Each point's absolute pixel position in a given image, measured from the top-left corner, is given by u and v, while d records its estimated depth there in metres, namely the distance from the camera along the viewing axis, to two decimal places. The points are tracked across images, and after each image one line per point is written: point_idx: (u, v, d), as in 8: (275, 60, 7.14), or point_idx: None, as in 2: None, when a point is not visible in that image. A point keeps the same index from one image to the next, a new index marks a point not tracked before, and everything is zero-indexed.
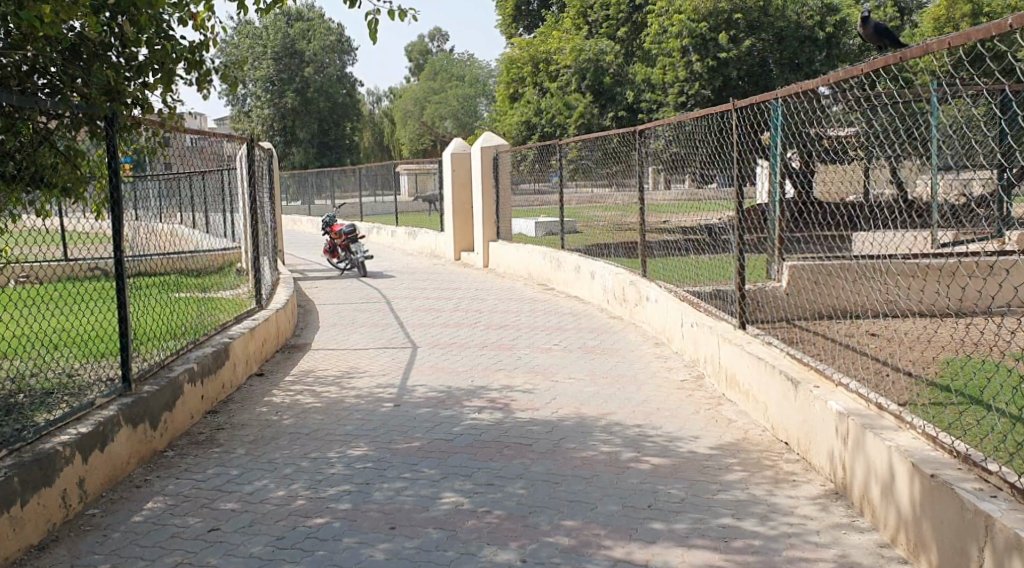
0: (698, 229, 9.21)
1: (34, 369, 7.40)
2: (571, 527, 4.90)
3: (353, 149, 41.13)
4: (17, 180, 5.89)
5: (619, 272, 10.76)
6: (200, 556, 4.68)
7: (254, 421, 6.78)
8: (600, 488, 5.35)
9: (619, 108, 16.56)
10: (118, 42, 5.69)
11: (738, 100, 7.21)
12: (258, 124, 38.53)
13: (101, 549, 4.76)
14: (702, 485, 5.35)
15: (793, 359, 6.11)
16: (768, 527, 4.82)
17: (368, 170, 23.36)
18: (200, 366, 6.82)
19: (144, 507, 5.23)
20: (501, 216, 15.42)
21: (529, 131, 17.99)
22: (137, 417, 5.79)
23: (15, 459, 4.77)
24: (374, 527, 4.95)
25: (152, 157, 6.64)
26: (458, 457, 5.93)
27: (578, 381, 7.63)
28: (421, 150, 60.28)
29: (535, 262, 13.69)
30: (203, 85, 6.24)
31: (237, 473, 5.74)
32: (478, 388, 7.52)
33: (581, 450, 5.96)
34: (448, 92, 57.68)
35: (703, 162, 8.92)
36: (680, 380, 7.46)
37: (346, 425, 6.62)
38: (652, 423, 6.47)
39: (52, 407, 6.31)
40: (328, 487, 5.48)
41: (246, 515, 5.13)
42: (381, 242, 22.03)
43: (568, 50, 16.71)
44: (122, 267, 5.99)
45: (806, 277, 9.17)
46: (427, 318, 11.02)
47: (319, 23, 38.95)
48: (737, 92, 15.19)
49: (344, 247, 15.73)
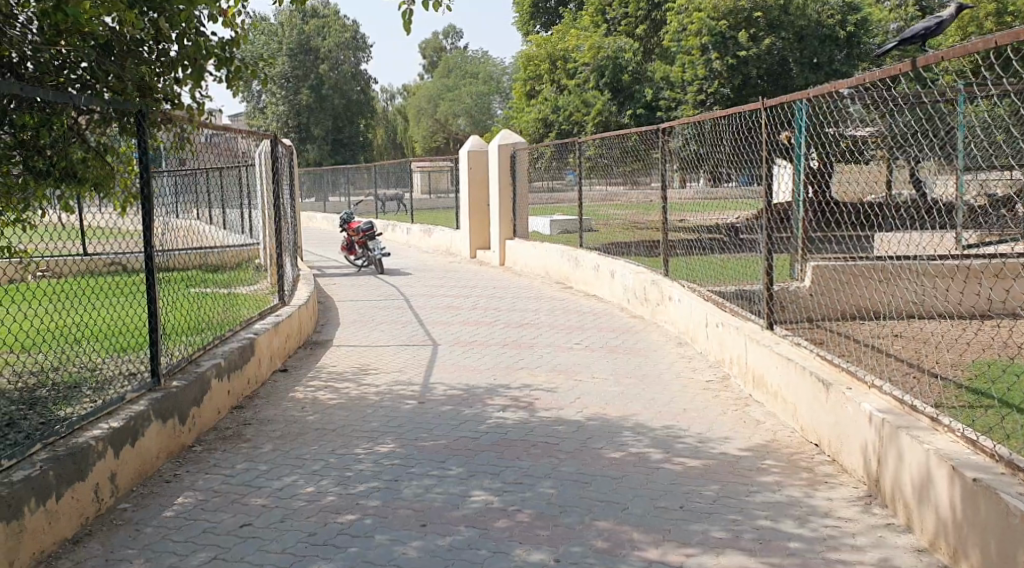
0: (698, 229, 9.69)
1: (58, 363, 7.46)
2: (603, 528, 4.90)
3: (366, 145, 41.22)
4: (47, 176, 5.84)
5: (639, 271, 10.69)
6: (233, 552, 4.69)
7: (279, 417, 6.79)
8: (630, 490, 5.34)
9: (638, 106, 16.36)
10: (150, 39, 5.67)
11: (766, 100, 7.26)
12: (273, 121, 38.74)
13: (134, 544, 4.76)
14: (735, 486, 5.34)
15: (823, 360, 6.06)
16: (807, 529, 4.80)
17: (382, 167, 23.39)
18: (227, 362, 6.85)
19: (175, 502, 5.23)
20: (517, 215, 15.43)
21: (545, 128, 17.79)
22: (167, 413, 5.79)
23: (50, 453, 4.79)
24: (405, 525, 4.96)
25: (179, 153, 6.61)
26: (484, 456, 5.93)
27: (601, 381, 7.63)
28: (434, 148, 60.38)
29: (554, 260, 13.64)
30: (232, 82, 6.24)
31: (265, 469, 5.75)
32: (499, 387, 7.52)
33: (609, 451, 5.95)
34: (462, 91, 57.70)
35: (728, 161, 8.99)
36: (706, 382, 7.42)
37: (372, 422, 6.62)
38: (680, 424, 6.45)
39: (77, 402, 6.34)
40: (357, 484, 5.49)
41: (276, 511, 5.14)
42: (397, 241, 22.05)
43: (586, 48, 16.75)
44: (152, 261, 5.97)
45: (830, 279, 9.04)
46: (447, 317, 10.98)
47: (334, 20, 39.15)
48: (757, 91, 15.05)
49: (362, 245, 15.78)
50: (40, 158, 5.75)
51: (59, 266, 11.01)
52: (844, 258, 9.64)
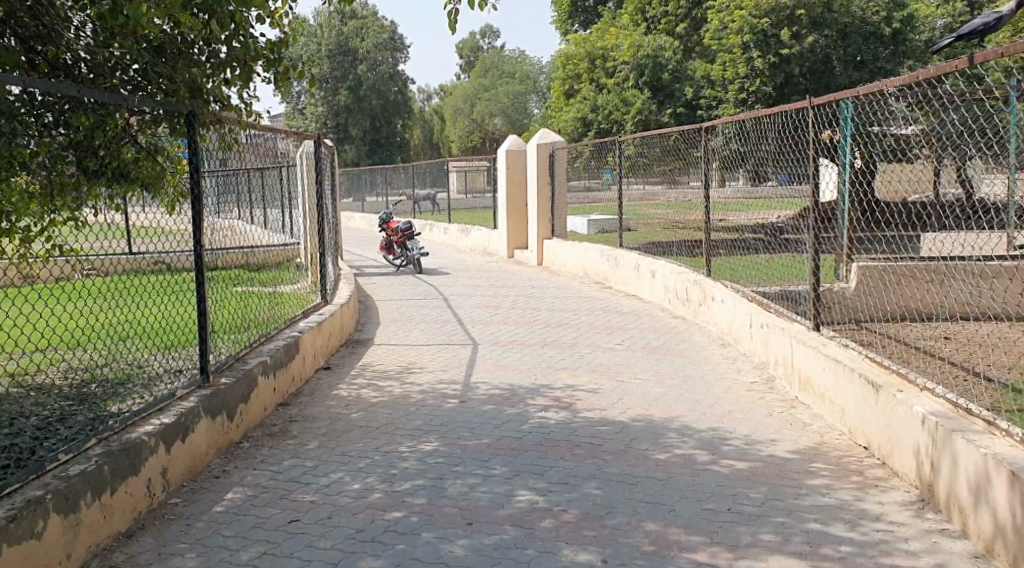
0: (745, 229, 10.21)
1: (106, 360, 7.56)
2: (651, 530, 4.90)
3: (403, 145, 41.41)
4: (99, 176, 5.87)
5: (681, 272, 10.65)
6: (283, 548, 4.74)
7: (323, 415, 6.84)
8: (677, 491, 5.33)
9: (678, 104, 16.34)
10: (201, 40, 5.73)
11: (814, 99, 7.17)
12: (312, 122, 39.02)
13: (186, 538, 4.82)
14: (783, 488, 5.30)
15: (872, 362, 6.01)
16: (858, 533, 4.77)
17: (420, 167, 23.47)
18: (273, 360, 6.91)
19: (225, 498, 5.29)
20: (556, 215, 15.42)
21: (584, 127, 17.68)
22: (216, 409, 5.85)
23: (104, 448, 4.86)
24: (451, 523, 4.99)
25: (226, 153, 6.67)
26: (529, 455, 5.94)
27: (644, 382, 7.61)
28: (471, 148, 60.51)
29: (594, 259, 13.62)
30: (279, 82, 6.28)
31: (312, 465, 5.80)
32: (541, 387, 7.52)
33: (654, 453, 5.93)
34: (499, 90, 57.75)
35: (775, 160, 8.94)
36: (750, 383, 7.37)
37: (415, 421, 6.65)
38: (725, 425, 6.42)
39: (126, 398, 6.42)
40: (403, 482, 5.52)
41: (324, 508, 5.18)
42: (435, 240, 22.12)
43: (625, 46, 16.72)
44: (202, 260, 6.04)
45: (876, 280, 8.95)
46: (487, 316, 11.00)
47: (372, 21, 39.37)
48: (799, 89, 14.93)
49: (401, 245, 15.85)
50: (93, 159, 5.77)
51: (105, 264, 11.17)
52: (889, 258, 9.54)
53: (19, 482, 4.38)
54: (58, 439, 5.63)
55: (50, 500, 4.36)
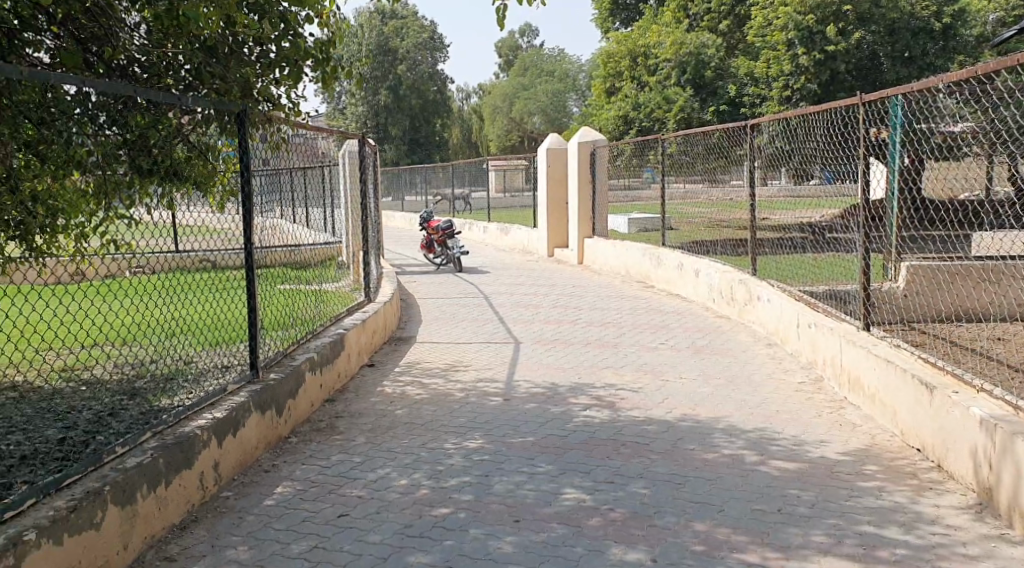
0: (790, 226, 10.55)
1: (154, 356, 7.63)
2: (700, 530, 4.87)
3: (442, 145, 41.54)
4: (153, 174, 5.85)
5: (725, 271, 10.56)
6: (333, 542, 4.76)
7: (368, 411, 6.86)
8: (726, 491, 5.29)
9: (721, 102, 16.28)
10: (252, 40, 5.77)
11: (865, 95, 7.04)
12: (352, 122, 39.25)
13: (238, 531, 4.86)
14: (834, 490, 5.25)
15: (925, 362, 5.94)
16: (914, 536, 4.71)
17: (459, 166, 23.53)
18: (319, 356, 6.95)
19: (275, 491, 5.33)
20: (597, 214, 15.35)
21: (626, 125, 17.52)
22: (266, 404, 5.90)
23: (158, 441, 4.93)
24: (499, 520, 4.99)
25: (275, 152, 6.71)
26: (575, 454, 5.92)
27: (689, 382, 7.56)
28: (509, 147, 60.55)
29: (636, 259, 13.56)
30: (326, 82, 6.30)
31: (359, 460, 5.82)
32: (585, 386, 7.50)
33: (701, 452, 5.89)
34: (537, 89, 57.72)
35: (825, 157, 8.85)
36: (798, 383, 7.29)
37: (459, 418, 6.66)
38: (773, 425, 6.37)
39: (175, 393, 6.48)
40: (449, 478, 5.52)
41: (373, 503, 5.20)
42: (474, 239, 22.16)
43: (667, 44, 16.63)
44: (252, 258, 6.08)
45: (926, 280, 8.83)
46: (528, 315, 10.99)
47: (412, 21, 39.53)
48: (845, 86, 14.78)
49: (441, 244, 15.87)
50: (146, 157, 5.78)
51: (151, 262, 11.26)
52: (938, 258, 9.41)
53: (79, 473, 4.45)
54: (111, 433, 5.70)
55: (109, 491, 4.42)
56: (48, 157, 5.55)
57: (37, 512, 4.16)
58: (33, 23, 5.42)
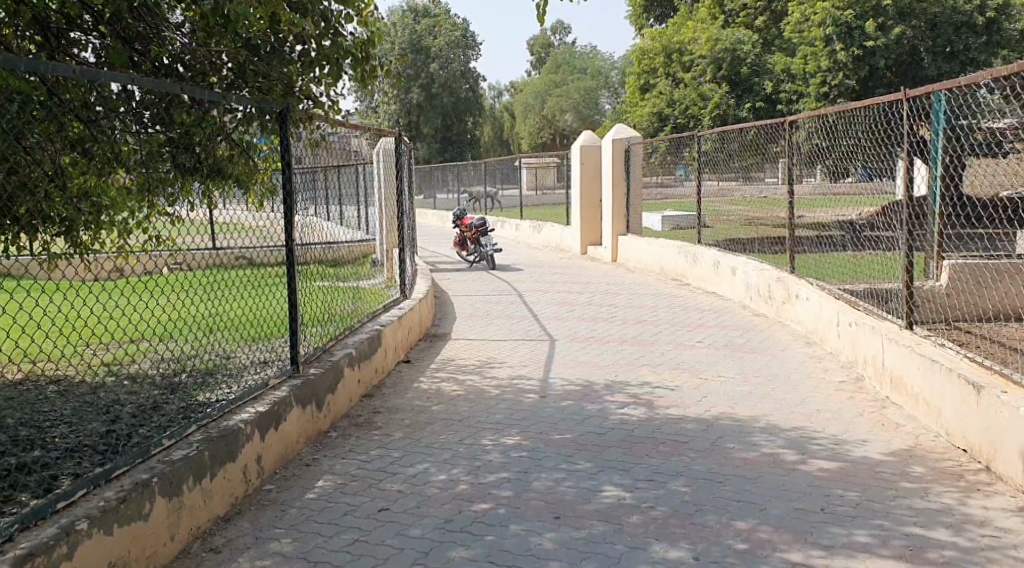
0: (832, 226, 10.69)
1: (195, 351, 7.72)
2: (742, 528, 4.84)
3: (474, 142, 41.59)
4: (196, 171, 5.95)
5: (763, 269, 10.49)
6: (375, 536, 4.78)
7: (406, 407, 6.88)
8: (768, 490, 5.26)
9: (757, 99, 16.23)
10: (295, 40, 5.79)
11: (911, 90, 6.91)
12: (385, 120, 39.39)
13: (280, 524, 4.90)
14: (878, 490, 5.20)
15: (972, 362, 5.87)
16: (962, 538, 4.66)
17: (492, 163, 23.54)
18: (358, 352, 6.97)
19: (316, 485, 5.35)
20: (631, 211, 15.28)
21: (660, 122, 17.17)
22: (306, 399, 5.93)
23: (203, 434, 4.97)
24: (540, 517, 4.98)
25: (314, 150, 6.73)
26: (613, 451, 5.91)
27: (726, 380, 7.51)
28: (541, 145, 60.51)
29: (671, 257, 13.50)
30: (366, 81, 6.30)
31: (398, 456, 5.84)
32: (622, 384, 7.48)
33: (741, 451, 5.85)
34: (570, 86, 57.61)
35: (867, 156, 8.78)
36: (838, 383, 7.23)
37: (496, 415, 6.66)
38: (813, 424, 6.31)
39: (216, 387, 6.55)
40: (488, 474, 5.53)
41: (413, 497, 5.21)
42: (507, 237, 22.17)
43: (703, 40, 16.58)
44: (292, 255, 6.13)
45: (968, 279, 8.73)
46: (562, 312, 10.97)
47: (445, 18, 39.63)
48: (885, 82, 14.66)
49: (474, 241, 15.88)
50: (189, 155, 5.86)
51: (189, 258, 11.38)
52: (981, 257, 9.29)
53: (127, 465, 4.51)
54: (154, 426, 5.76)
55: (157, 483, 4.48)
56: (93, 154, 5.64)
57: (87, 503, 4.22)
58: (79, 23, 5.63)
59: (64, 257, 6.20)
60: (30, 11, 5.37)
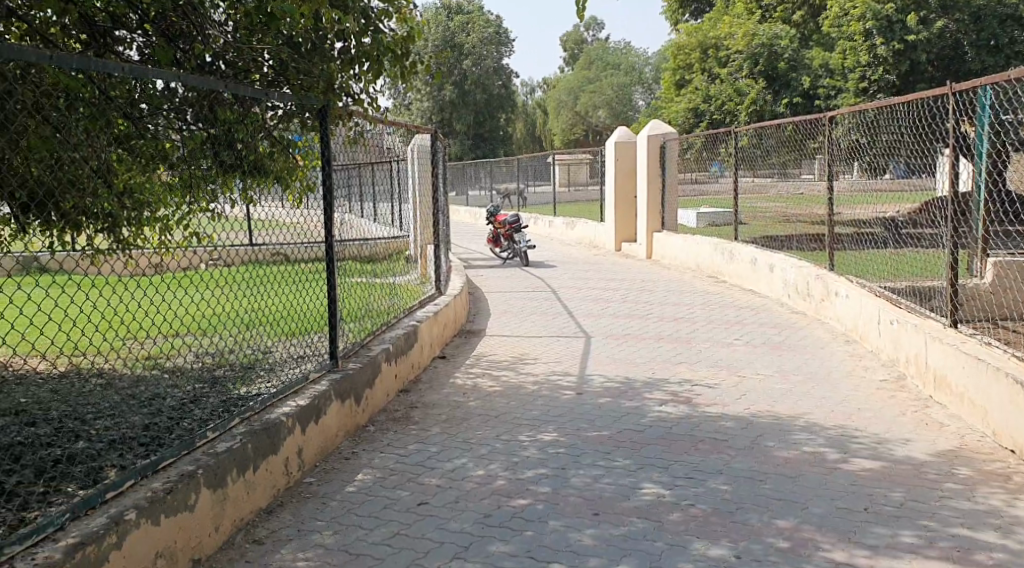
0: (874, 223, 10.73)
1: (234, 346, 7.76)
2: (784, 526, 4.79)
3: (507, 139, 41.56)
4: (236, 169, 5.97)
5: (801, 266, 10.38)
6: (415, 529, 4.79)
7: (442, 402, 6.88)
8: (809, 488, 5.20)
9: (794, 94, 15.86)
10: (337, 36, 5.78)
11: (955, 85, 6.76)
12: (417, 117, 39.47)
13: (322, 516, 4.91)
14: (922, 490, 5.13)
15: (1020, 361, 5.77)
16: (1009, 541, 4.59)
17: (525, 161, 23.51)
18: (395, 347, 6.98)
19: (356, 478, 5.36)
20: (666, 208, 15.19)
21: (696, 117, 17.52)
22: (345, 393, 5.95)
23: (246, 427, 5.00)
24: (579, 513, 4.96)
25: (352, 146, 6.74)
26: (652, 449, 5.87)
27: (765, 378, 7.45)
28: (574, 141, 60.37)
29: (707, 254, 13.41)
30: (405, 77, 6.27)
31: (436, 450, 5.84)
32: (659, 381, 7.43)
33: (781, 449, 5.80)
34: (603, 82, 57.43)
35: (910, 152, 8.71)
36: (879, 381, 7.14)
37: (533, 411, 6.64)
38: (855, 423, 6.24)
39: (255, 381, 6.58)
40: (526, 470, 5.51)
41: (452, 492, 5.20)
42: (540, 233, 22.14)
43: (740, 35, 16.44)
44: (332, 251, 6.13)
45: (1012, 277, 8.59)
46: (597, 309, 10.92)
47: (478, 15, 39.65)
48: (927, 76, 14.47)
49: (508, 238, 15.86)
50: (229, 152, 5.88)
51: (226, 255, 11.45)
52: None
53: (173, 457, 4.54)
54: (194, 419, 5.80)
55: (202, 474, 4.51)
56: (137, 151, 5.68)
57: (135, 493, 4.26)
58: (125, 22, 5.69)
59: (107, 253, 6.25)
60: (77, 10, 5.44)
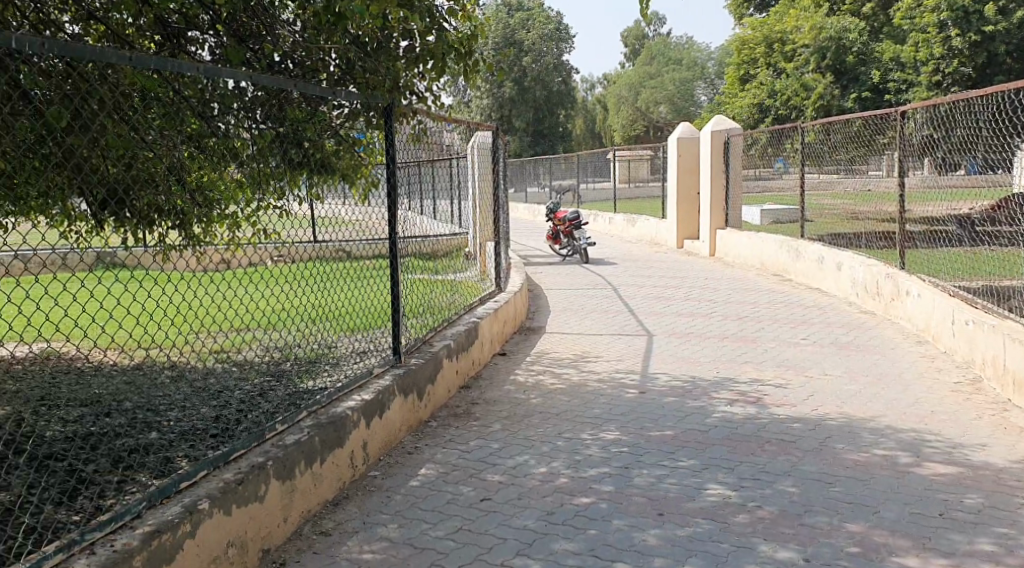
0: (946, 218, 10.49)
1: (299, 341, 7.79)
2: (856, 530, 4.66)
3: (567, 136, 41.40)
4: (303, 166, 5.98)
5: (871, 264, 10.15)
6: (479, 525, 4.74)
7: (503, 399, 6.83)
8: (881, 491, 5.06)
9: (863, 89, 15.65)
10: (402, 34, 5.78)
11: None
12: (477, 115, 39.51)
13: (386, 510, 4.89)
14: (1000, 496, 4.96)
15: None
16: None
17: (586, 158, 23.37)
18: (456, 344, 6.95)
19: (419, 473, 5.34)
20: (730, 204, 14.98)
21: (760, 113, 17.38)
22: (409, 388, 5.93)
23: (313, 420, 5.00)
24: (643, 513, 4.88)
25: (413, 143, 6.72)
26: (718, 449, 5.76)
27: (833, 378, 7.29)
28: (633, 138, 59.98)
29: (771, 251, 13.19)
30: (469, 76, 6.23)
31: (498, 447, 5.79)
32: (724, 381, 7.31)
33: (851, 451, 5.65)
34: (664, 78, 56.96)
35: (986, 148, 8.42)
36: (953, 383, 6.94)
37: (595, 409, 6.56)
38: (928, 426, 6.07)
39: (320, 375, 6.60)
40: (589, 469, 5.44)
41: (514, 489, 5.16)
42: (599, 230, 22.00)
43: (807, 28, 16.07)
44: (397, 247, 6.14)
45: None
46: (659, 307, 10.79)
47: (538, 12, 39.57)
48: (1004, 68, 14.03)
49: (569, 236, 15.76)
50: (296, 149, 5.90)
51: (290, 252, 11.54)
52: None
53: (244, 448, 4.56)
54: (262, 411, 5.82)
55: (271, 466, 4.51)
56: (208, 147, 5.73)
57: (208, 483, 4.27)
58: (197, 23, 5.74)
59: (177, 248, 6.31)
60: (152, 11, 5.51)
